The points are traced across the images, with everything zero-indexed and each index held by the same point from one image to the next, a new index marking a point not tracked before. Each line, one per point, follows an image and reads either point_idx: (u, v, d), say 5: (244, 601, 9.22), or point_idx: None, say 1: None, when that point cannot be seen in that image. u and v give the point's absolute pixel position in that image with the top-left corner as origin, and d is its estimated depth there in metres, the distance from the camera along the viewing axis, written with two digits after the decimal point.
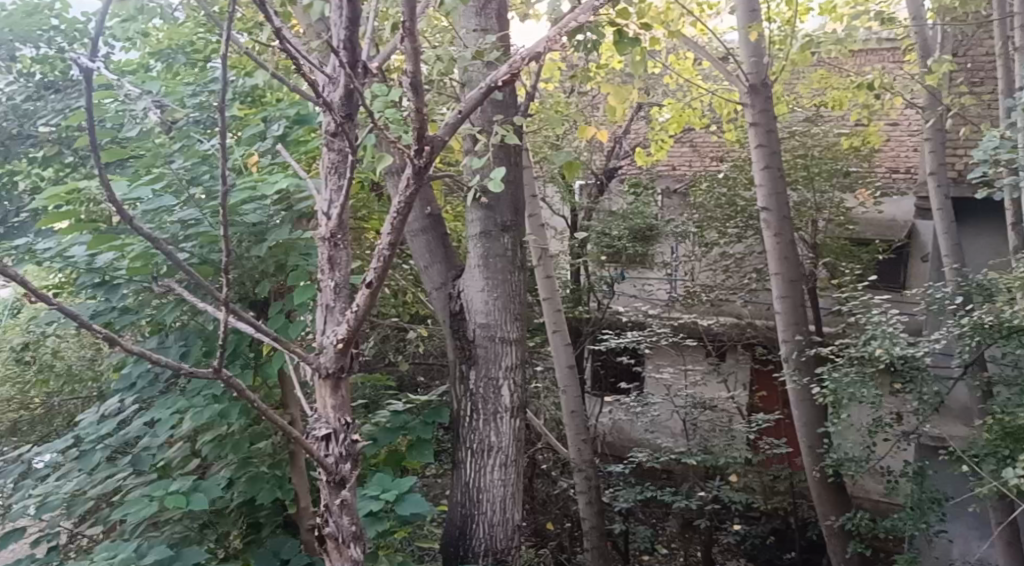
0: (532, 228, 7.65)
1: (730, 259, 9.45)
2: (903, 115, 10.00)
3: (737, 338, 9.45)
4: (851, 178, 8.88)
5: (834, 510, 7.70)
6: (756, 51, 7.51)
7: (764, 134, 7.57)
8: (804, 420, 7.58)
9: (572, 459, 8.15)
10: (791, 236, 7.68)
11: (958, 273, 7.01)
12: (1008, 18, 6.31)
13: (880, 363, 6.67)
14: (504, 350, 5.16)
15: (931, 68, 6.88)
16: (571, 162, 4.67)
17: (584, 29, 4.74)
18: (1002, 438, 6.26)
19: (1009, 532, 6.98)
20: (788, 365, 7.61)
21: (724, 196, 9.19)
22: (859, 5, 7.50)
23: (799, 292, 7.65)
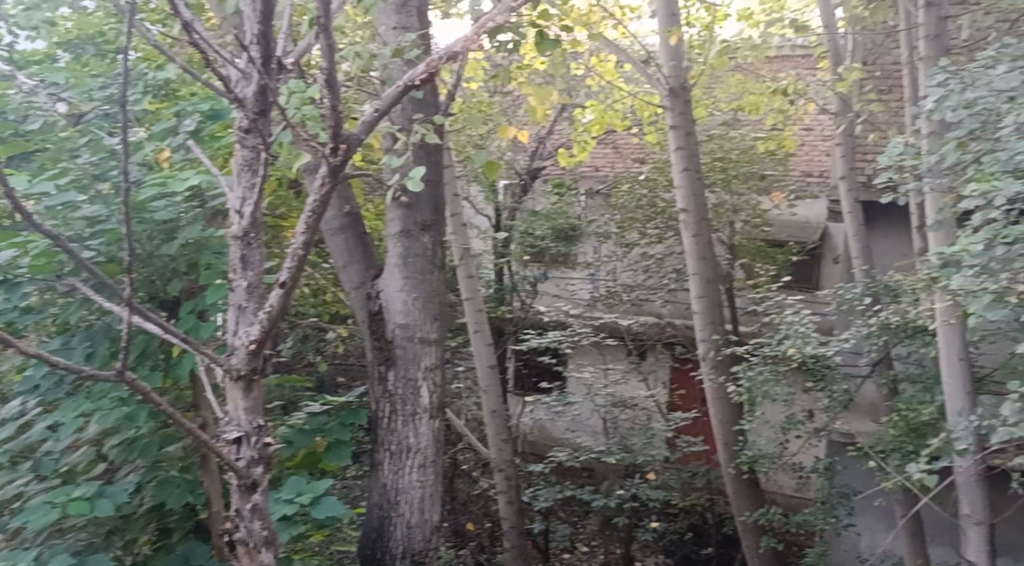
0: (454, 227, 7.62)
1: (651, 259, 9.46)
2: (817, 119, 10.22)
3: (658, 336, 9.69)
4: (767, 182, 9.10)
5: (748, 506, 7.87)
6: (676, 55, 7.66)
7: (683, 136, 7.69)
8: (719, 418, 7.71)
9: (492, 458, 8.19)
10: (708, 236, 7.82)
11: (867, 275, 7.24)
12: (914, 29, 6.54)
13: (793, 362, 6.83)
14: (423, 351, 5.13)
15: (842, 74, 7.08)
16: (491, 162, 4.65)
17: (504, 29, 4.74)
18: (906, 434, 6.60)
19: (912, 524, 7.25)
20: (705, 364, 7.75)
21: (645, 196, 9.30)
22: (775, 12, 7.68)
23: (716, 292, 7.81)
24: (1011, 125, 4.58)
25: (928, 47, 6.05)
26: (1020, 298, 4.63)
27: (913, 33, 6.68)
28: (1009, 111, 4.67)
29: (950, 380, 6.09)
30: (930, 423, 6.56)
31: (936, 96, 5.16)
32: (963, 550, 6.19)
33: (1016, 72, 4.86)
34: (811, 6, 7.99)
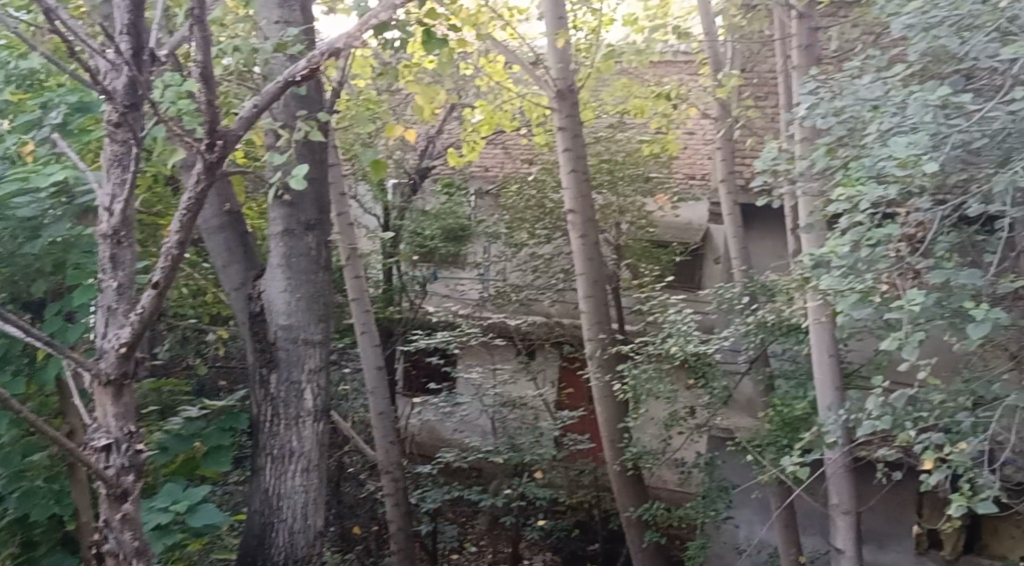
0: (341, 226, 7.50)
1: (539, 260, 9.58)
2: (698, 124, 10.52)
3: (546, 336, 9.76)
4: (651, 184, 9.33)
5: (632, 502, 8.04)
6: (564, 58, 7.76)
7: (571, 138, 7.79)
8: (606, 416, 7.84)
9: (380, 460, 8.10)
10: (595, 237, 7.94)
11: (746, 275, 7.50)
12: (788, 39, 6.80)
13: (676, 360, 7.03)
14: (307, 353, 4.99)
15: (722, 80, 7.31)
16: (377, 161, 4.61)
17: (388, 26, 4.66)
18: (781, 428, 6.87)
19: (786, 515, 7.54)
20: (592, 363, 7.87)
21: (534, 197, 9.41)
22: (658, 18, 7.84)
23: (602, 292, 7.93)
24: (875, 132, 4.79)
25: (800, 56, 6.34)
26: (884, 298, 4.87)
27: (787, 43, 6.94)
28: (873, 118, 4.88)
29: (820, 373, 6.41)
30: (803, 417, 6.87)
31: (807, 104, 5.37)
32: (832, 537, 6.51)
33: (880, 83, 5.10)
34: (693, 13, 8.19)
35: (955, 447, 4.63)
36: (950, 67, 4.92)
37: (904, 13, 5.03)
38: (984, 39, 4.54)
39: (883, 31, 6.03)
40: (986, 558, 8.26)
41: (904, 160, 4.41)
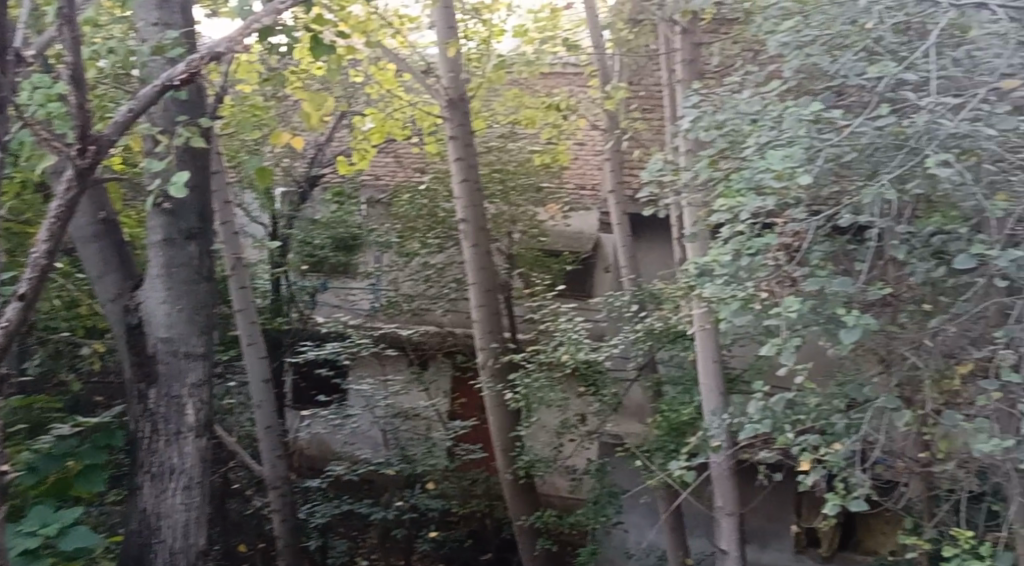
0: (225, 235, 7.28)
1: (431, 269, 9.55)
2: (588, 135, 10.71)
3: (439, 346, 9.73)
4: (543, 194, 9.42)
5: (524, 509, 8.09)
6: (455, 66, 7.76)
7: (462, 148, 7.80)
8: (497, 425, 7.86)
9: (266, 475, 7.91)
10: (487, 246, 7.96)
11: (634, 283, 7.68)
12: (672, 54, 6.99)
13: (567, 368, 7.17)
14: (189, 366, 4.81)
15: (610, 93, 7.47)
16: (262, 168, 4.50)
17: (274, 32, 4.54)
18: (668, 433, 7.05)
19: (674, 518, 7.72)
20: (484, 372, 7.87)
21: (425, 205, 9.38)
22: (548, 30, 8.02)
23: (495, 301, 7.96)
24: (754, 145, 4.95)
25: (684, 70, 6.58)
26: (764, 304, 5.07)
27: (671, 57, 7.14)
28: (752, 132, 5.05)
29: (704, 378, 6.58)
30: (689, 422, 7.07)
31: (691, 117, 5.53)
32: (718, 539, 6.70)
33: (759, 99, 5.29)
34: (582, 26, 8.35)
35: (829, 448, 4.85)
36: (823, 84, 5.15)
37: (778, 32, 5.24)
38: (852, 59, 4.78)
39: (760, 49, 6.26)
40: (859, 553, 8.66)
41: (780, 172, 4.57)
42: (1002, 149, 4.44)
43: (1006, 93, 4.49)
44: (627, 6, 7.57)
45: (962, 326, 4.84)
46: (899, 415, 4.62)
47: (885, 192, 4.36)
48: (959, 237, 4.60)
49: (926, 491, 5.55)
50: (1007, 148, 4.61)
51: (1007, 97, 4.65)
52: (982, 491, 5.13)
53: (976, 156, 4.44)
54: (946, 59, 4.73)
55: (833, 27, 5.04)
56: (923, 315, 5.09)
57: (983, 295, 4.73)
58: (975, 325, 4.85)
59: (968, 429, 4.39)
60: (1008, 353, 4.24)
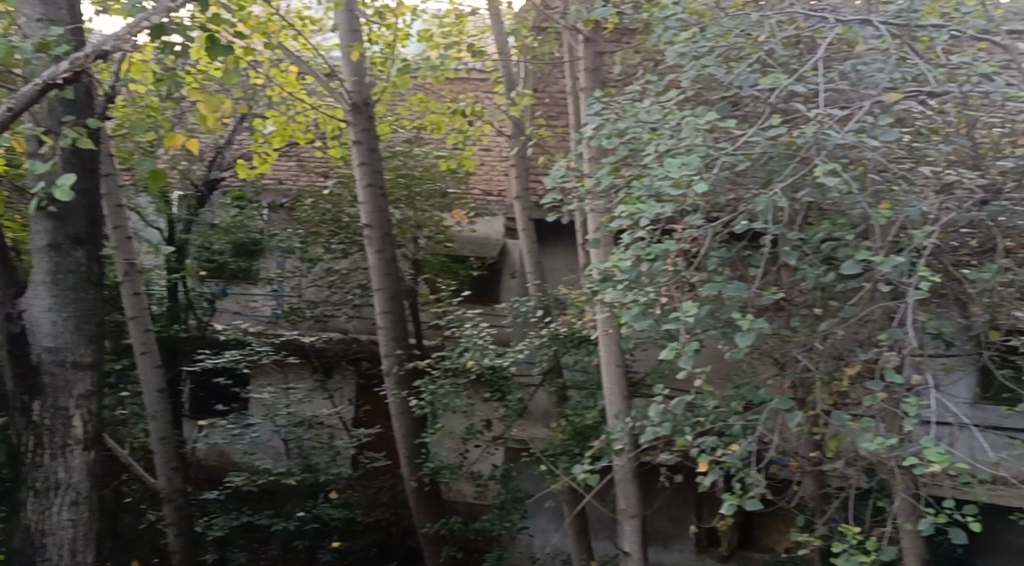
0: (117, 240, 7.01)
1: (336, 275, 9.38)
2: (494, 141, 10.75)
3: (343, 353, 9.65)
4: (449, 199, 9.42)
5: (429, 517, 8.04)
6: (359, 70, 7.68)
7: (366, 152, 7.73)
8: (402, 432, 7.79)
9: (161, 488, 7.67)
10: (392, 252, 7.90)
11: (539, 289, 7.75)
12: (576, 61, 7.08)
13: (471, 373, 7.23)
14: (76, 376, 4.58)
15: (515, 99, 7.53)
16: (155, 171, 4.36)
17: (168, 30, 4.38)
18: (573, 438, 7.19)
19: (578, 521, 7.79)
20: (389, 379, 7.79)
21: (329, 211, 9.27)
22: (452, 36, 8.04)
23: (400, 307, 7.89)
24: (653, 153, 5.06)
25: (588, 78, 6.68)
26: (664, 310, 5.12)
27: (575, 65, 7.22)
28: (651, 140, 5.15)
29: (609, 383, 6.65)
30: (593, 426, 7.23)
31: (593, 124, 5.60)
32: (621, 541, 6.80)
33: (658, 108, 5.39)
34: (487, 33, 8.40)
35: (726, 449, 4.96)
36: (719, 94, 5.28)
37: (676, 43, 5.36)
38: (747, 70, 4.91)
39: (660, 59, 6.37)
40: (757, 550, 8.93)
41: (678, 179, 4.66)
42: (885, 160, 4.65)
43: (889, 106, 4.69)
44: (531, 15, 7.72)
45: (850, 329, 5.04)
46: (792, 417, 4.75)
47: (778, 201, 4.48)
48: (846, 244, 4.79)
49: (817, 488, 5.75)
50: (891, 158, 4.83)
51: (890, 111, 4.77)
52: (868, 488, 5.35)
53: (862, 166, 4.67)
54: (834, 72, 4.92)
55: (727, 39, 5.16)
56: (814, 318, 5.29)
57: (870, 299, 4.93)
58: (863, 328, 5.06)
59: (855, 428, 4.57)
60: (892, 355, 4.42)
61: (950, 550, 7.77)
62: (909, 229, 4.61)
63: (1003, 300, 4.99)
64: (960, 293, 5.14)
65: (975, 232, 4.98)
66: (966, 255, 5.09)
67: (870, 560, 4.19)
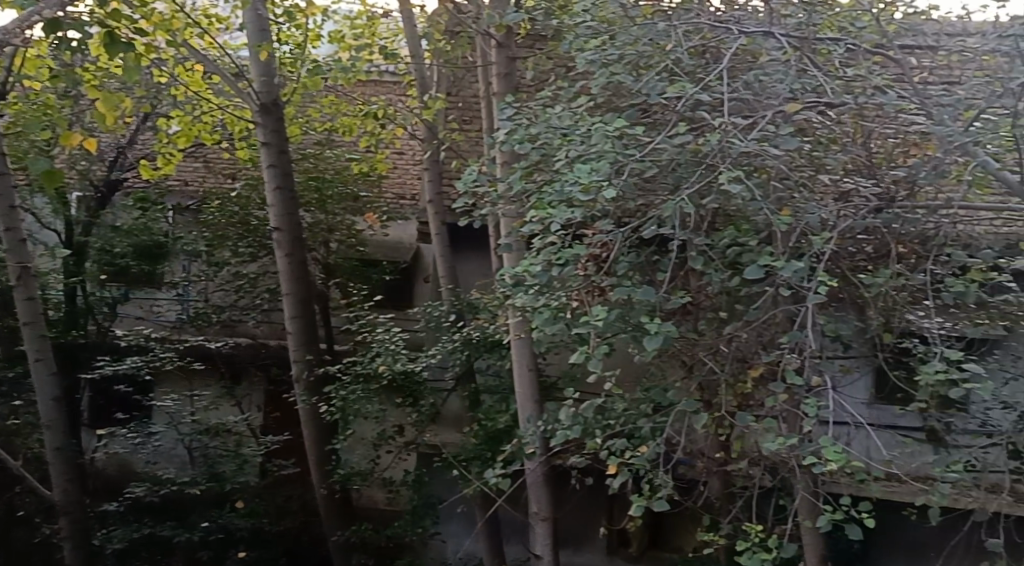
0: (9, 243, 6.71)
1: (244, 279, 9.37)
2: (407, 144, 10.66)
3: (251, 359, 9.47)
4: (361, 203, 9.33)
5: (339, 525, 7.95)
6: (267, 70, 7.56)
7: (275, 154, 7.62)
8: (312, 439, 7.67)
9: (56, 501, 7.36)
10: (302, 256, 7.79)
11: (452, 293, 7.76)
12: (489, 66, 7.11)
13: (383, 379, 7.29)
14: None
15: (427, 103, 7.57)
16: (50, 171, 4.17)
17: (64, 26, 4.22)
18: (486, 443, 7.26)
19: (490, 526, 7.79)
20: (299, 385, 7.68)
21: (237, 213, 9.21)
22: (365, 37, 8.13)
23: (310, 312, 7.78)
24: (564, 159, 5.11)
25: (500, 83, 6.70)
26: (574, 314, 5.26)
27: (487, 70, 7.26)
28: (562, 146, 5.20)
29: (521, 388, 6.68)
30: (505, 430, 7.32)
31: (505, 129, 5.61)
32: (532, 544, 6.81)
33: (569, 113, 5.44)
34: (399, 36, 8.39)
35: (636, 451, 5.00)
36: (628, 101, 5.36)
37: (586, 50, 5.44)
38: (654, 77, 5.01)
39: (571, 65, 6.43)
40: (665, 551, 9.09)
41: (587, 185, 4.65)
42: (787, 168, 4.79)
43: (790, 116, 4.84)
44: (443, 18, 7.69)
45: (754, 332, 5.16)
46: (698, 418, 4.83)
47: (684, 206, 4.56)
48: (750, 249, 4.93)
49: (724, 488, 5.88)
50: (793, 166, 4.97)
51: (791, 121, 4.93)
52: (772, 487, 5.50)
53: (765, 173, 4.83)
54: (737, 82, 5.05)
55: (635, 47, 5.23)
56: (719, 322, 5.43)
57: (773, 302, 5.05)
58: (765, 331, 5.19)
59: (759, 428, 4.68)
60: (794, 357, 4.56)
61: (848, 546, 8.05)
62: (810, 235, 4.75)
63: (897, 304, 5.18)
64: (857, 297, 5.33)
65: (870, 238, 5.16)
66: (863, 260, 5.26)
67: (771, 558, 4.28)
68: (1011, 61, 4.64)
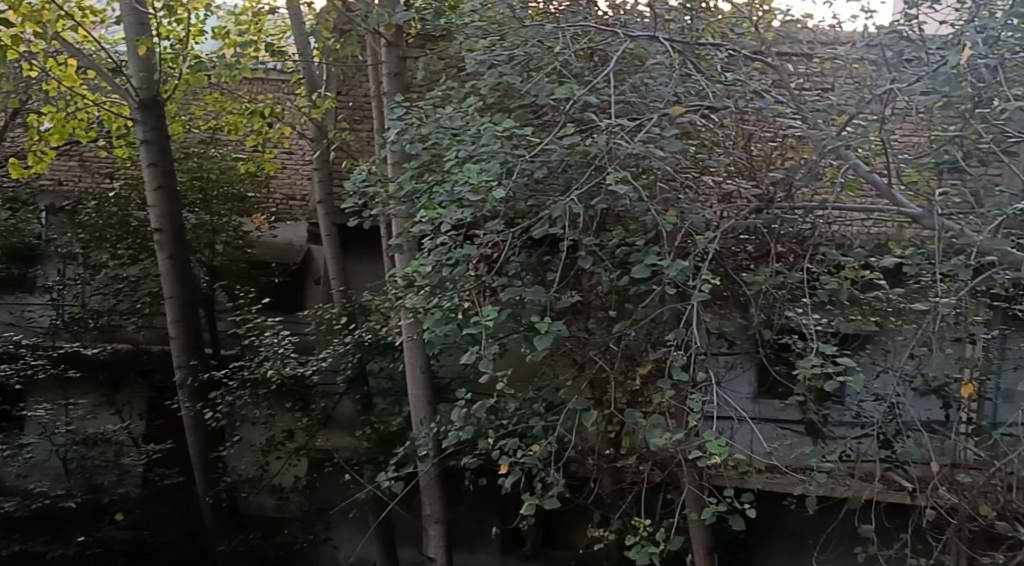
0: None
1: (123, 282, 8.95)
2: (297, 143, 10.49)
3: (131, 365, 8.95)
4: (248, 204, 9.10)
5: (226, 534, 7.74)
6: (147, 66, 7.32)
7: (156, 152, 7.37)
8: (197, 447, 7.51)
9: None
10: (186, 258, 7.55)
11: (344, 296, 7.72)
12: (379, 66, 7.03)
13: (272, 385, 7.30)
14: None
15: (316, 101, 7.43)
16: None
17: None
18: (378, 446, 7.45)
19: (383, 529, 7.86)
20: (183, 392, 7.47)
21: (116, 215, 9.02)
22: (249, 33, 7.87)
23: (195, 316, 7.56)
24: (454, 160, 5.09)
25: (391, 83, 6.67)
26: (466, 315, 5.21)
27: (378, 69, 7.17)
28: (452, 146, 5.19)
29: (413, 390, 6.73)
30: (398, 433, 7.45)
31: (398, 129, 5.56)
32: (426, 548, 6.77)
33: (460, 113, 5.44)
34: (286, 33, 8.30)
35: (527, 450, 5.02)
36: (517, 102, 5.39)
37: (475, 51, 5.45)
38: (543, 79, 5.06)
39: (462, 66, 6.42)
40: (559, 548, 9.09)
41: (476, 185, 4.69)
42: (671, 169, 4.92)
43: (674, 119, 4.97)
44: (332, 15, 7.41)
45: (642, 330, 5.28)
46: (587, 416, 4.90)
47: (573, 207, 4.62)
48: (638, 249, 4.99)
49: (614, 484, 5.99)
50: (678, 168, 5.10)
51: (675, 124, 5.06)
52: (659, 481, 5.64)
53: (651, 175, 4.95)
54: (624, 85, 5.16)
55: (524, 50, 5.24)
56: (609, 320, 5.53)
57: (660, 301, 5.17)
58: (653, 329, 5.30)
59: (646, 425, 4.77)
60: (679, 354, 4.68)
61: (733, 537, 8.29)
62: (695, 235, 4.88)
63: (776, 301, 5.33)
64: (740, 295, 5.51)
65: (751, 238, 5.34)
66: (745, 260, 5.44)
67: (659, 550, 4.36)
68: (878, 69, 4.88)
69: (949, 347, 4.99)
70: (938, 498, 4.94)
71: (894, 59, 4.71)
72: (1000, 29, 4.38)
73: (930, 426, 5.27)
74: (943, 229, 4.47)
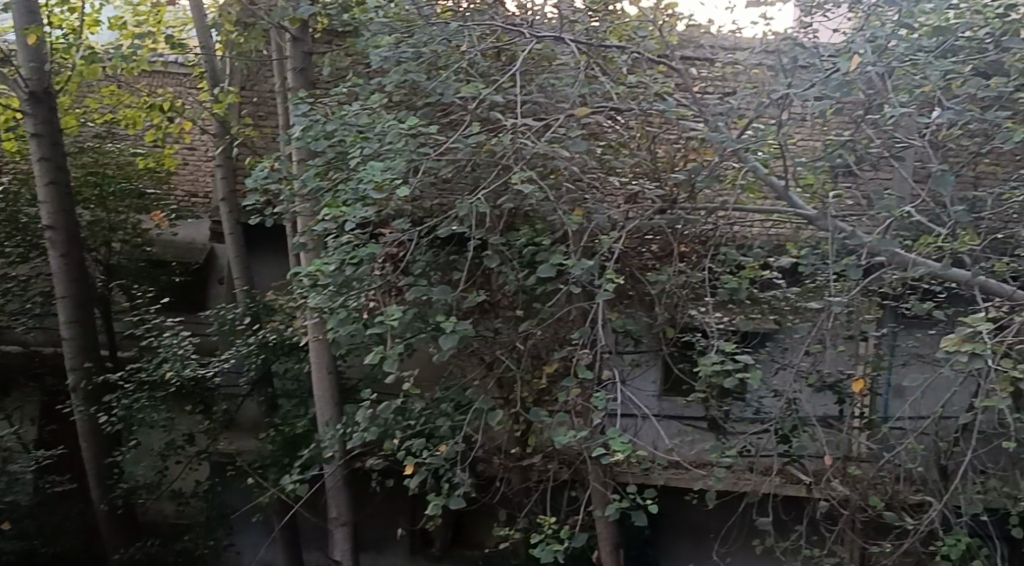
0: None
1: (13, 282, 8.56)
2: (199, 139, 10.27)
3: (23, 369, 8.80)
4: (147, 200, 8.77)
5: (124, 542, 7.53)
6: (37, 56, 7.03)
7: (47, 146, 7.07)
8: (90, 453, 7.23)
9: None
10: (79, 257, 7.26)
11: (248, 295, 7.54)
12: (284, 61, 6.90)
13: (171, 387, 7.01)
14: None
15: (218, 96, 7.28)
16: None
17: None
18: (284, 448, 7.22)
19: (288, 533, 7.73)
20: (75, 395, 7.16)
21: (3, 211, 8.45)
22: (147, 24, 7.66)
23: (90, 316, 7.30)
24: (358, 157, 5.01)
25: (295, 78, 6.56)
26: (371, 316, 5.08)
27: (283, 64, 7.03)
28: (355, 143, 5.10)
29: (319, 391, 6.62)
30: (304, 434, 7.25)
31: (301, 125, 5.45)
32: (331, 552, 6.66)
33: (365, 110, 5.32)
34: (188, 25, 8.17)
35: (433, 451, 4.95)
36: (423, 101, 5.36)
37: (379, 48, 5.39)
38: (448, 78, 5.03)
39: (368, 62, 6.34)
40: (467, 547, 9.10)
41: (380, 183, 4.62)
42: (578, 170, 4.99)
43: (579, 119, 5.01)
44: (234, 9, 7.18)
45: (548, 329, 5.31)
46: (493, 415, 4.90)
47: (479, 206, 4.57)
48: (545, 248, 5.02)
49: (521, 482, 6.02)
50: (584, 168, 5.14)
51: (580, 125, 5.13)
52: (564, 479, 5.70)
53: (558, 175, 4.99)
54: (529, 86, 5.22)
55: (429, 48, 5.21)
56: (516, 320, 5.54)
57: (567, 300, 5.22)
58: (559, 327, 5.34)
59: (551, 423, 4.81)
60: (585, 353, 4.70)
61: (638, 532, 8.43)
62: (599, 236, 4.96)
63: (679, 300, 5.34)
64: (644, 295, 5.61)
65: (656, 237, 5.43)
66: (650, 258, 5.53)
67: (562, 548, 4.36)
68: (774, 75, 5.02)
69: (841, 344, 5.17)
70: (830, 491, 5.13)
71: (790, 65, 4.73)
72: (887, 37, 4.54)
73: (825, 420, 5.46)
74: (836, 230, 4.60)
